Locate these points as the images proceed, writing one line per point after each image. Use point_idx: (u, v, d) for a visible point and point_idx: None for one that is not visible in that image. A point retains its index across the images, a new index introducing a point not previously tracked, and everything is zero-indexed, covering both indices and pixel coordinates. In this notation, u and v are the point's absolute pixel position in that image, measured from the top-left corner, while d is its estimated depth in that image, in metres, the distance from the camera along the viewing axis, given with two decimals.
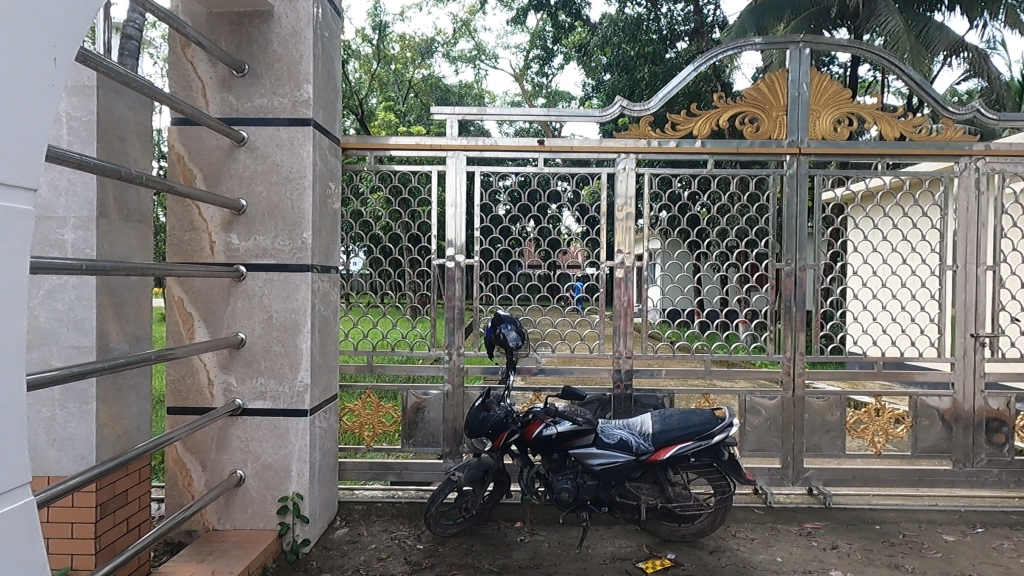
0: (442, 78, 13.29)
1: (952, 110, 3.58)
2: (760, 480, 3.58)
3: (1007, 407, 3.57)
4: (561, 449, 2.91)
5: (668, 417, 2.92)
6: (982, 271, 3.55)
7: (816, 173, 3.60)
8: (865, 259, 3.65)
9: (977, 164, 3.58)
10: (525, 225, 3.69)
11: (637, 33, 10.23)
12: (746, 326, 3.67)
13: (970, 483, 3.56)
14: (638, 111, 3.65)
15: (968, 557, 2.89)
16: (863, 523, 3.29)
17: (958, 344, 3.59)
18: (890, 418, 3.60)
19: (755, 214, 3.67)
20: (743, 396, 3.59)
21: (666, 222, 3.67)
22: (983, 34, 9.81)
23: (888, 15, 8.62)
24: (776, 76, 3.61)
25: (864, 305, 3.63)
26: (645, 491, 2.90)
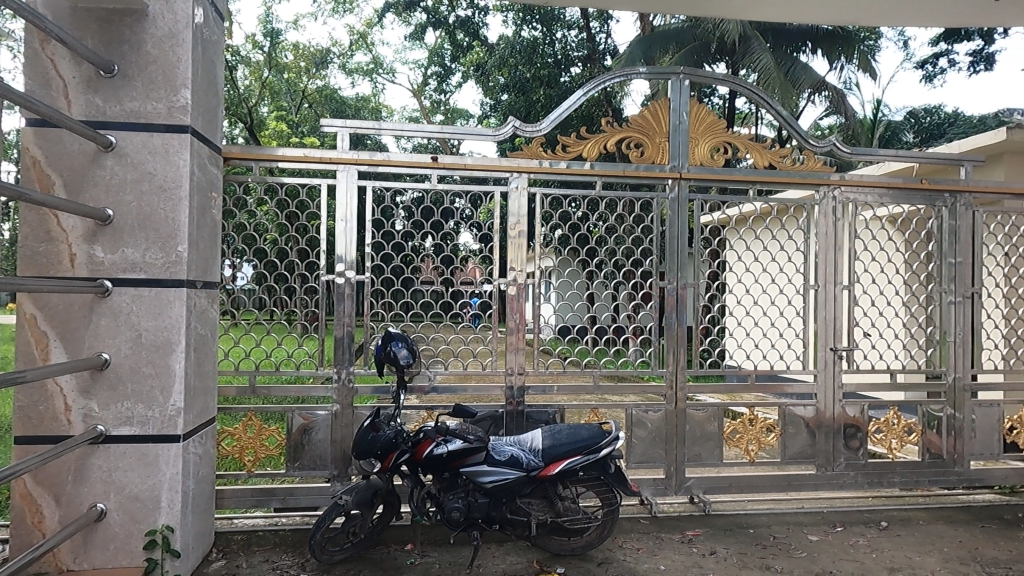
0: (338, 90, 13.03)
1: (813, 143, 3.91)
2: (645, 491, 3.71)
3: (861, 414, 3.90)
4: (452, 468, 2.88)
5: (557, 433, 2.97)
6: (838, 291, 3.88)
7: (696, 198, 3.81)
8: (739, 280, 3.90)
9: (834, 194, 3.91)
10: (420, 242, 3.67)
11: (533, 56, 10.51)
12: (634, 341, 3.81)
13: (832, 486, 3.87)
14: (530, 132, 3.72)
15: (829, 555, 3.12)
16: (738, 527, 3.49)
17: (819, 358, 3.90)
18: (763, 428, 3.83)
19: (640, 235, 3.84)
20: (629, 409, 3.73)
21: (559, 240, 3.80)
22: (841, 74, 10.85)
23: (760, 53, 9.37)
24: (659, 105, 3.81)
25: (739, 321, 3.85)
26: (536, 507, 2.94)
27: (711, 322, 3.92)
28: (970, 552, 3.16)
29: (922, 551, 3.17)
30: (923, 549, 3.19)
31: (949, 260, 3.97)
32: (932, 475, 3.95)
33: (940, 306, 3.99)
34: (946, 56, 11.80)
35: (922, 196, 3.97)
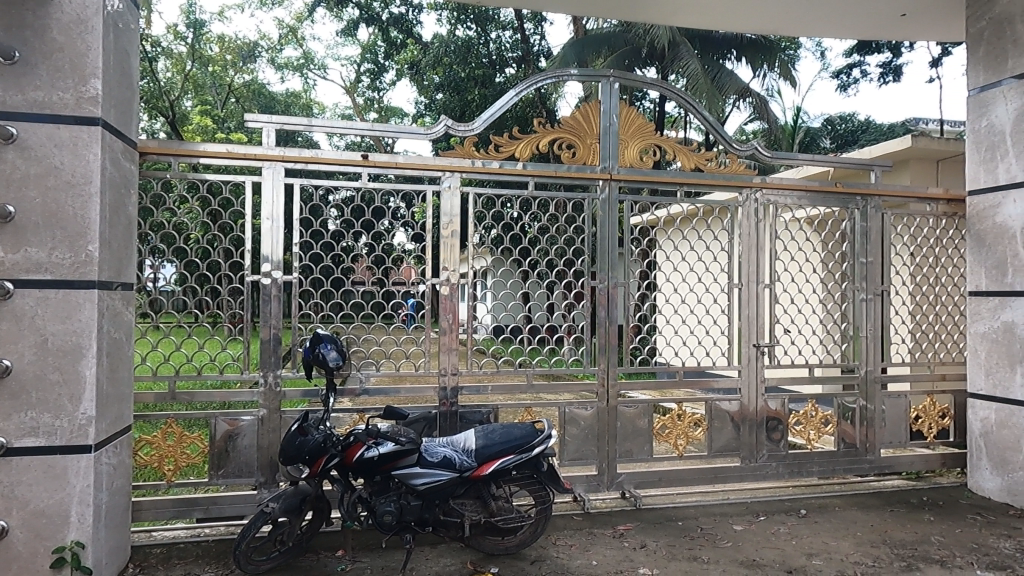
0: (267, 85, 12.64)
1: (737, 147, 4.06)
2: (578, 488, 3.76)
3: (782, 407, 4.07)
4: (384, 471, 2.84)
5: (490, 432, 2.97)
6: (760, 289, 4.03)
7: (626, 199, 3.89)
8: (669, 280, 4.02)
9: (756, 196, 4.07)
10: (351, 242, 3.60)
11: (468, 56, 10.49)
12: (568, 340, 3.85)
13: (755, 477, 4.02)
14: (462, 131, 3.70)
15: (753, 543, 3.24)
16: (667, 520, 3.58)
17: (743, 353, 4.04)
18: (690, 422, 3.94)
19: (572, 235, 3.88)
20: (562, 407, 3.77)
21: (494, 240, 3.80)
22: (764, 82, 11.32)
23: (688, 59, 9.67)
24: (589, 107, 3.87)
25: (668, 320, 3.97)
26: (469, 507, 2.89)
27: (642, 321, 4.02)
28: (880, 535, 3.35)
29: (837, 536, 3.34)
30: (838, 535, 3.36)
31: (861, 259, 4.19)
32: (847, 463, 4.17)
33: (853, 303, 4.21)
34: (859, 67, 12.48)
35: (836, 199, 4.17)
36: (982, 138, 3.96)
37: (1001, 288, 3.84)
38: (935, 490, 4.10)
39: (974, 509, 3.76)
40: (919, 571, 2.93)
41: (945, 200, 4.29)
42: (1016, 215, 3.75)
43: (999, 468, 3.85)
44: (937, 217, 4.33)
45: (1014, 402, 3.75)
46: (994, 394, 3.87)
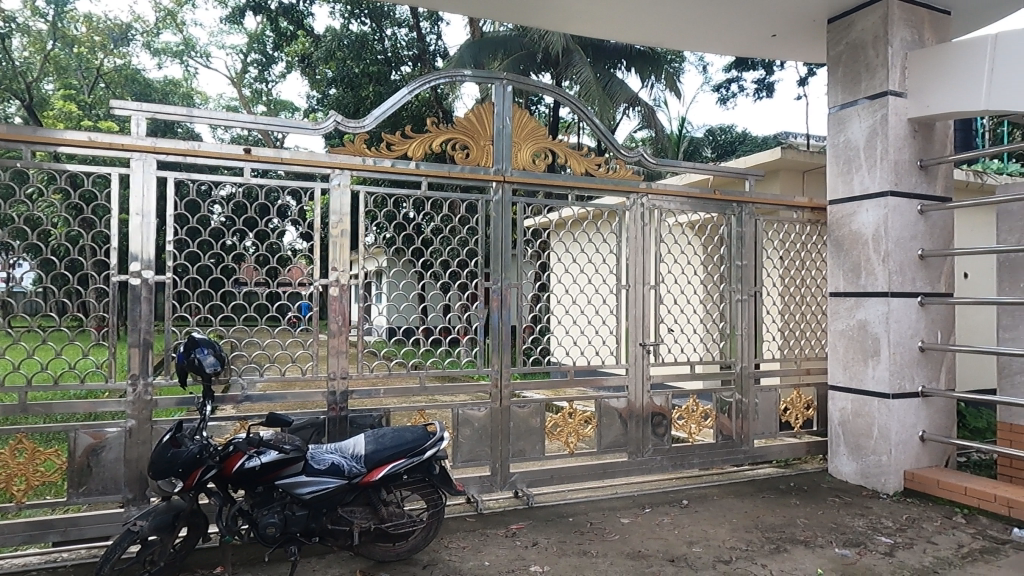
0: (141, 70, 11.76)
1: (624, 154, 4.21)
2: (472, 489, 3.76)
3: (666, 403, 4.26)
4: (267, 481, 2.72)
5: (380, 437, 2.90)
6: (645, 290, 4.21)
7: (519, 201, 3.94)
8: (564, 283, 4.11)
9: (643, 201, 4.23)
10: (236, 242, 3.39)
11: (362, 52, 10.24)
12: (468, 342, 3.87)
13: (641, 471, 4.18)
14: (352, 128, 3.60)
15: (639, 535, 3.37)
16: (558, 517, 3.65)
17: (630, 352, 4.19)
18: (580, 420, 4.06)
19: (465, 236, 3.88)
20: (455, 409, 3.75)
21: (387, 241, 3.72)
22: (651, 92, 11.84)
23: (580, 67, 9.96)
24: (483, 109, 3.87)
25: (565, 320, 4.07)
26: (359, 514, 2.82)
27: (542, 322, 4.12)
28: (753, 521, 3.58)
29: (715, 524, 3.53)
30: (716, 522, 3.56)
31: (737, 262, 4.47)
32: (724, 454, 4.42)
33: (730, 303, 4.48)
34: (736, 81, 13.32)
35: (715, 206, 4.42)
36: (840, 152, 4.33)
37: (856, 289, 4.21)
38: (801, 476, 4.44)
39: (834, 492, 4.10)
40: (787, 551, 3.15)
41: (810, 208, 4.65)
42: (868, 223, 4.12)
43: (854, 453, 4.22)
44: (802, 223, 4.69)
45: (867, 393, 4.13)
46: (851, 386, 4.24)
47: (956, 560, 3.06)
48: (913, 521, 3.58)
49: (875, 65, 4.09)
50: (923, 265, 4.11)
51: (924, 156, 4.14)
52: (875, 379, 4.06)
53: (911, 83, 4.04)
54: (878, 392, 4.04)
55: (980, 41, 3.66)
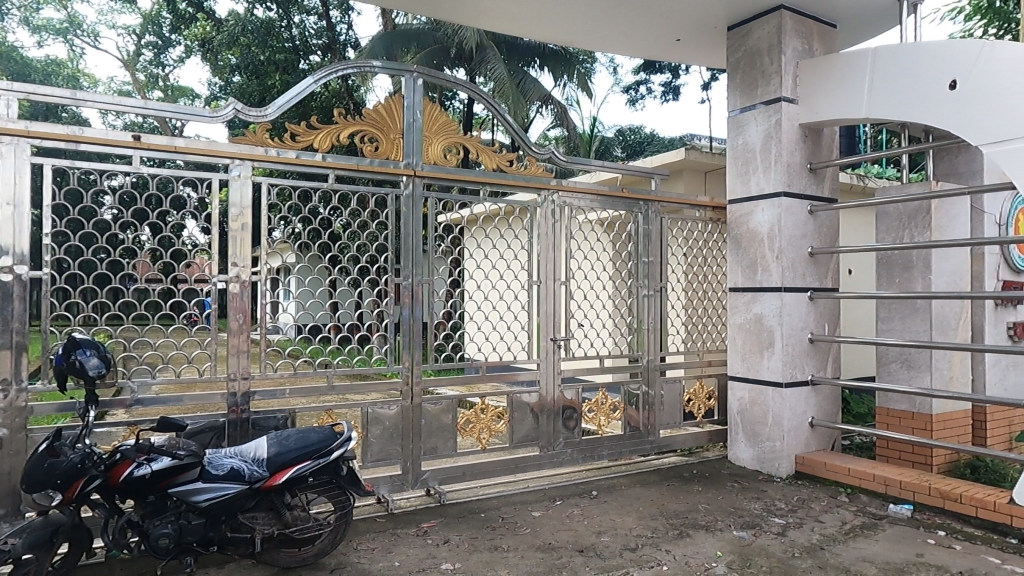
0: (18, 48, 10.79)
1: (535, 151, 4.25)
2: (382, 489, 3.69)
3: (576, 397, 4.34)
4: (159, 489, 2.56)
5: (284, 439, 2.79)
6: (556, 286, 4.27)
7: (430, 196, 3.87)
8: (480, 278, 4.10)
9: (553, 198, 4.28)
10: (137, 236, 3.20)
11: (268, 38, 9.83)
12: (382, 339, 3.79)
13: (552, 464, 4.24)
14: (254, 117, 3.44)
15: (550, 527, 3.42)
16: (470, 513, 3.64)
17: (541, 347, 4.24)
18: (492, 416, 4.06)
19: (375, 232, 3.78)
20: (365, 408, 3.67)
21: (302, 235, 3.53)
22: (564, 91, 12.02)
23: (494, 63, 9.98)
24: (393, 101, 3.80)
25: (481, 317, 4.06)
26: (261, 520, 2.72)
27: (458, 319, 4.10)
28: (658, 508, 3.71)
29: (623, 513, 3.64)
30: (624, 511, 3.66)
31: (643, 259, 4.61)
32: (632, 445, 4.56)
33: (637, 299, 4.61)
34: (645, 83, 13.75)
35: (622, 203, 4.54)
36: (738, 154, 4.55)
37: (753, 284, 4.44)
38: (703, 464, 4.64)
39: (732, 477, 4.31)
40: (689, 537, 3.28)
41: (711, 207, 4.87)
42: (764, 222, 4.35)
43: (751, 440, 4.45)
44: (703, 222, 4.90)
45: (762, 382, 4.36)
46: (748, 376, 4.47)
47: (840, 536, 3.29)
48: (803, 502, 3.82)
49: (769, 72, 4.33)
50: (812, 262, 4.39)
51: (813, 160, 4.41)
52: (770, 370, 4.30)
53: (802, 91, 4.29)
54: (773, 382, 4.28)
55: (861, 55, 3.94)
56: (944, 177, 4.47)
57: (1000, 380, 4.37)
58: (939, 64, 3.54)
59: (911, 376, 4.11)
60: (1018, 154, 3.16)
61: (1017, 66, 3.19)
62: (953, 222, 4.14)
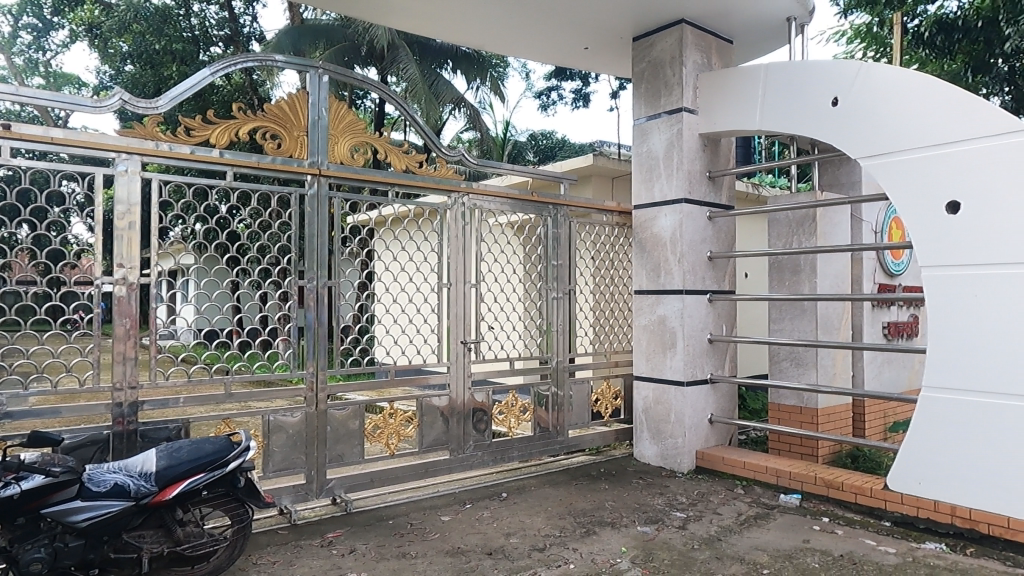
0: None
1: (445, 152, 4.23)
2: (285, 500, 3.58)
3: (486, 399, 4.35)
4: (29, 511, 2.35)
5: (175, 451, 2.62)
6: (467, 289, 4.25)
7: (335, 196, 3.76)
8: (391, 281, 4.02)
9: (463, 200, 4.27)
10: (12, 232, 2.93)
11: (165, 27, 9.28)
12: (288, 343, 3.65)
13: (462, 467, 4.23)
14: (144, 108, 3.24)
15: (459, 531, 3.40)
16: (378, 521, 3.57)
17: (451, 350, 4.22)
18: (402, 420, 3.98)
19: (277, 232, 3.63)
20: (266, 415, 3.51)
21: (201, 236, 3.38)
22: (477, 94, 12.06)
23: (406, 63, 9.86)
24: (296, 98, 3.68)
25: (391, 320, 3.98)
26: (149, 538, 2.56)
27: (367, 322, 4.00)
28: (566, 507, 3.77)
29: (532, 513, 3.67)
30: (533, 512, 3.70)
31: (553, 262, 4.68)
32: (541, 446, 4.61)
33: (547, 301, 4.67)
34: (556, 90, 14.01)
35: (532, 207, 4.59)
36: (643, 161, 4.71)
37: (657, 287, 4.60)
38: (610, 462, 4.76)
39: (638, 474, 4.45)
40: (595, 534, 3.35)
41: (617, 212, 5.01)
42: (667, 227, 4.52)
43: (655, 437, 4.60)
44: (610, 226, 5.03)
45: (666, 381, 4.52)
46: (652, 376, 4.62)
47: (735, 527, 3.46)
48: (702, 495, 3.99)
49: (672, 83, 4.50)
50: (711, 265, 4.60)
51: (712, 168, 4.63)
52: (672, 369, 4.47)
53: (701, 102, 4.49)
54: (675, 380, 4.45)
55: (754, 70, 4.17)
56: (828, 187, 4.80)
57: (877, 376, 4.73)
58: (823, 82, 3.79)
59: (799, 373, 4.38)
60: (891, 168, 3.44)
61: (890, 86, 3.47)
62: (835, 229, 4.46)
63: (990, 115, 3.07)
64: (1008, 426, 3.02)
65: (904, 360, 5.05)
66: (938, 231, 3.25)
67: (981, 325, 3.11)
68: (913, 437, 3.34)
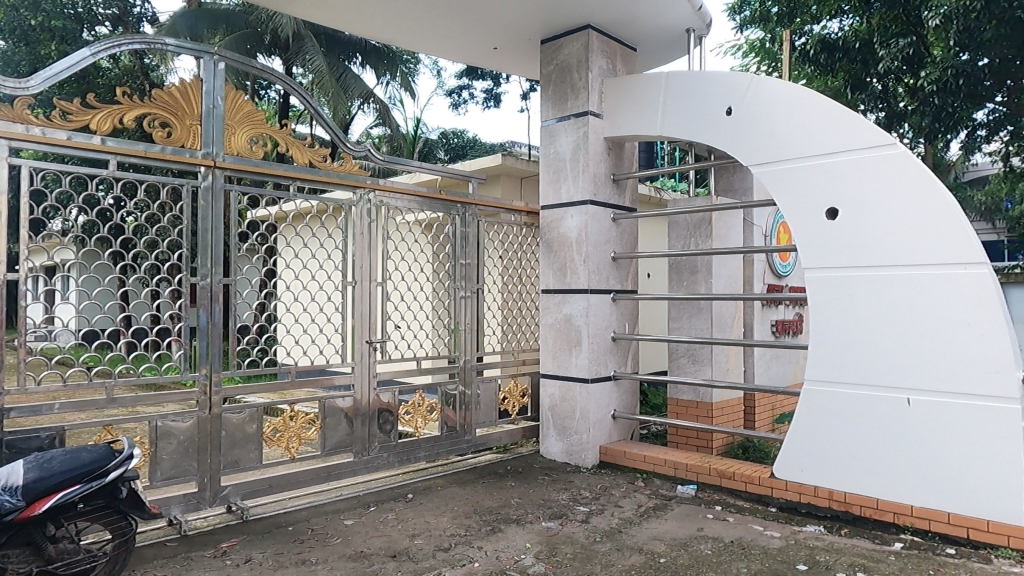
0: None
1: (351, 147, 4.12)
2: (174, 510, 3.35)
3: (392, 399, 4.28)
4: None
5: (47, 462, 2.42)
6: (372, 287, 4.17)
7: (232, 189, 3.58)
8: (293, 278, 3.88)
9: (369, 197, 4.18)
10: None
11: (43, 2, 8.55)
12: (179, 344, 3.44)
13: (367, 469, 4.14)
14: (11, 88, 2.97)
15: (362, 535, 3.33)
16: (277, 528, 3.44)
17: (356, 350, 4.12)
18: (303, 423, 3.84)
19: (167, 226, 3.42)
20: (153, 421, 3.30)
21: (81, 229, 3.13)
22: (387, 90, 11.85)
23: (314, 54, 9.55)
24: (189, 85, 3.48)
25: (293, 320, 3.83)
26: (15, 558, 2.35)
27: (267, 321, 3.84)
28: (473, 506, 3.77)
29: (437, 514, 3.65)
30: (439, 512, 3.68)
31: (461, 261, 4.67)
32: (448, 445, 4.59)
33: (454, 300, 4.66)
34: (467, 89, 14.00)
35: (440, 205, 4.56)
36: (550, 162, 4.78)
37: (563, 286, 4.68)
38: (516, 459, 4.80)
39: (543, 471, 4.51)
40: (501, 531, 3.37)
41: (525, 212, 5.06)
42: (572, 228, 4.61)
43: (561, 434, 4.69)
44: (518, 226, 5.07)
45: (571, 379, 4.62)
46: (558, 373, 4.71)
47: (635, 518, 3.58)
48: (605, 489, 4.10)
49: (578, 87, 4.60)
50: (614, 266, 4.73)
51: (616, 171, 4.76)
52: (577, 367, 4.56)
53: (606, 106, 4.61)
54: (580, 378, 4.55)
55: (655, 78, 4.33)
56: (723, 192, 5.05)
57: (766, 371, 5.03)
58: (719, 92, 3.98)
59: (696, 369, 4.59)
60: (779, 176, 3.65)
61: (778, 98, 3.69)
62: (729, 233, 4.69)
63: (864, 128, 3.34)
64: (878, 415, 3.30)
65: (790, 356, 5.39)
66: (820, 235, 3.49)
67: (857, 323, 3.37)
68: (796, 427, 3.57)
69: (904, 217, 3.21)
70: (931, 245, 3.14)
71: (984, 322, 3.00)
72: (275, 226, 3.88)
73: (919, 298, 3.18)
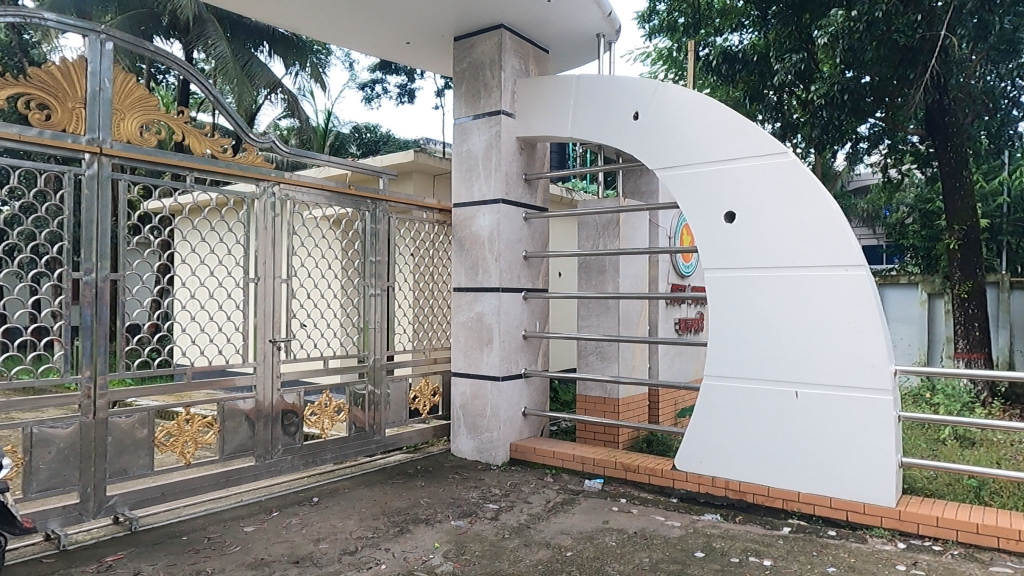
0: None
1: (254, 137, 3.94)
2: (51, 524, 3.10)
3: (298, 400, 4.13)
4: None
5: None
6: (277, 284, 4.01)
7: (121, 178, 3.35)
8: (189, 274, 3.67)
9: (273, 190, 4.02)
10: None
11: None
12: (60, 344, 3.19)
13: (269, 473, 3.99)
14: None
15: (263, 542, 3.20)
16: (170, 538, 3.25)
17: (259, 349, 3.95)
18: (200, 426, 3.66)
19: (46, 216, 3.15)
20: (29, 428, 3.04)
21: None
22: (296, 81, 11.46)
23: (217, 39, 9.09)
24: (72, 65, 3.22)
25: (190, 318, 3.63)
26: None
27: (161, 319, 3.62)
28: (381, 507, 3.71)
29: (344, 517, 3.56)
30: (345, 514, 3.59)
31: (371, 258, 4.57)
32: (356, 446, 4.49)
33: (364, 298, 4.56)
34: (381, 83, 13.75)
35: (349, 200, 4.45)
36: (463, 160, 4.76)
37: (474, 284, 4.68)
38: (427, 458, 4.76)
39: (453, 469, 4.50)
40: (409, 532, 3.34)
41: (437, 209, 5.02)
42: (485, 226, 4.62)
43: (471, 432, 4.69)
44: (430, 223, 5.03)
45: (482, 377, 4.63)
46: (469, 371, 4.71)
47: (544, 514, 3.63)
48: (514, 486, 4.13)
49: (491, 86, 4.61)
50: (526, 265, 4.78)
51: (527, 171, 4.81)
52: (488, 365, 4.58)
53: (519, 106, 4.65)
54: (491, 376, 4.57)
55: (566, 81, 4.42)
56: (631, 194, 5.21)
57: (669, 367, 5.23)
58: (627, 97, 4.10)
59: (604, 366, 4.71)
60: (681, 179, 3.81)
61: (681, 105, 3.84)
62: (636, 233, 4.84)
63: (760, 137, 3.53)
64: (770, 407, 3.50)
65: (691, 352, 5.64)
66: (719, 238, 3.66)
67: (750, 320, 3.57)
68: (697, 421, 3.74)
69: (794, 221, 3.42)
70: (817, 248, 3.36)
71: (863, 320, 3.24)
72: (170, 219, 3.66)
73: (804, 296, 3.40)
